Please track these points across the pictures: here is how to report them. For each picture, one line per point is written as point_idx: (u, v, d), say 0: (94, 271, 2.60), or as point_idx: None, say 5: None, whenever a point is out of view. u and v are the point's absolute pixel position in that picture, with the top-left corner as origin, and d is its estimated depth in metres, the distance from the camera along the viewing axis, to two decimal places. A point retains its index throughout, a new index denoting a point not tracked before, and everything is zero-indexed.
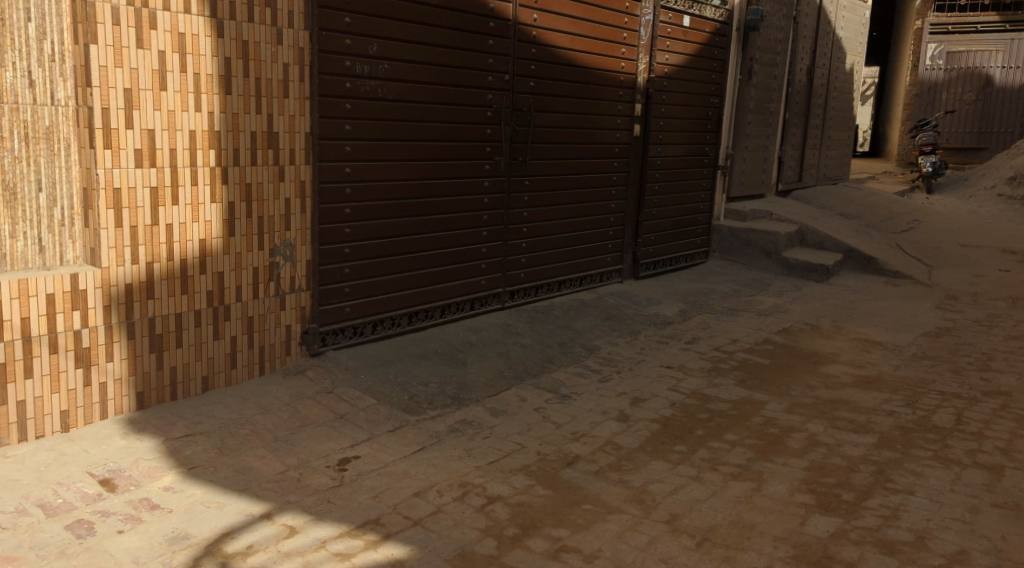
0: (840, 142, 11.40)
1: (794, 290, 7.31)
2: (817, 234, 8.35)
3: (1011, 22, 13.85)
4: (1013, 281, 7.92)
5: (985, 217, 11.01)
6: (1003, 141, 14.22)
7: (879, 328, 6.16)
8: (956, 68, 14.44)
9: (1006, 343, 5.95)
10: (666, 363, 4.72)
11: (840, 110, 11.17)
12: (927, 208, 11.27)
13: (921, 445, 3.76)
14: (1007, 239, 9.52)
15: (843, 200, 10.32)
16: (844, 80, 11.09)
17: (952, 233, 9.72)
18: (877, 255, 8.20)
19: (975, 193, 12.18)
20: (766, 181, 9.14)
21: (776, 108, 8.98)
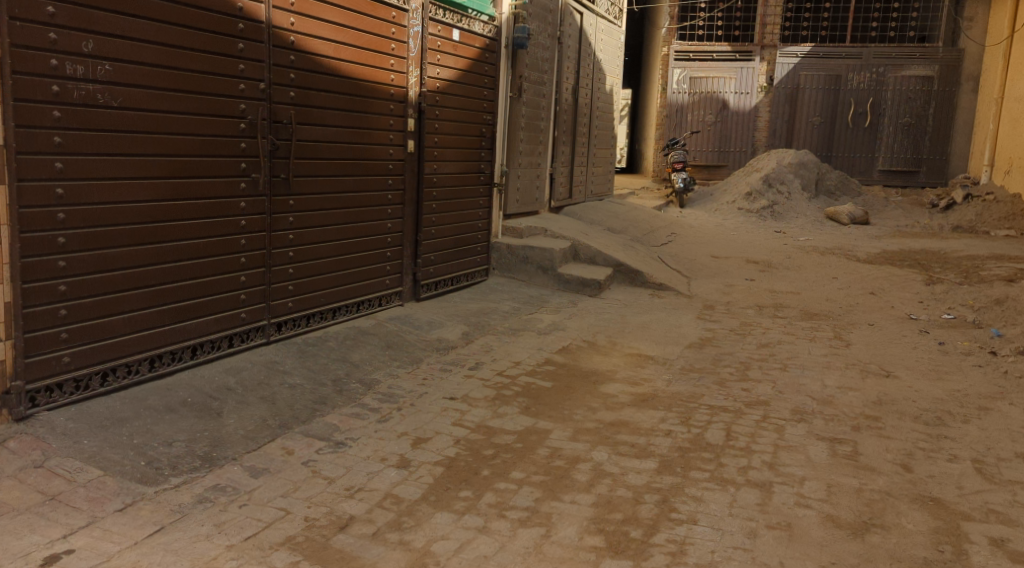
0: (604, 159, 11.89)
1: (570, 306, 7.38)
2: (589, 249, 8.55)
3: (739, 52, 15.35)
4: (758, 290, 8.61)
5: (729, 229, 11.98)
6: (739, 159, 15.66)
7: (650, 341, 6.34)
8: (697, 92, 15.54)
9: (759, 351, 6.35)
10: (449, 394, 4.46)
11: (603, 128, 11.65)
12: (681, 221, 12.06)
13: (700, 466, 3.79)
14: (749, 250, 10.38)
15: (608, 214, 10.74)
16: (605, 99, 11.59)
17: (703, 245, 10.46)
18: (644, 268, 8.54)
19: (721, 207, 13.24)
20: (539, 197, 9.26)
21: (546, 126, 9.12)
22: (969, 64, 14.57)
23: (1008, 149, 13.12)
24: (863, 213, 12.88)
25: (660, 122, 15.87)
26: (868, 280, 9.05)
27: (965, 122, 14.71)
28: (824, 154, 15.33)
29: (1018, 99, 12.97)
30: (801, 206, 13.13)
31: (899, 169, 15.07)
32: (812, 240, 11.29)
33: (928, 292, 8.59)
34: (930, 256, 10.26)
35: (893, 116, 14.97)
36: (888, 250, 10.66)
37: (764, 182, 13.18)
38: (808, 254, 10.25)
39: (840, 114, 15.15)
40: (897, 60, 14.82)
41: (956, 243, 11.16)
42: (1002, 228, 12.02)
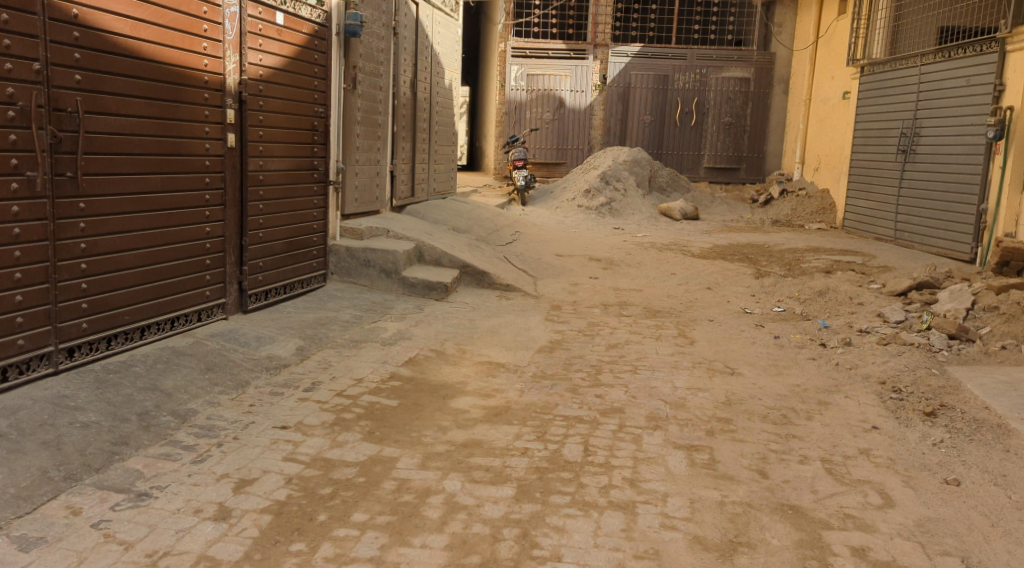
0: (445, 156, 11.53)
1: (415, 312, 6.96)
2: (433, 252, 8.13)
3: (574, 50, 15.47)
4: (602, 288, 8.53)
5: (571, 227, 11.96)
6: (577, 156, 15.82)
7: (500, 348, 6.05)
8: (535, 89, 15.53)
9: (608, 352, 6.19)
10: (280, 422, 3.95)
11: (443, 125, 11.30)
12: (524, 220, 11.92)
13: (560, 489, 3.51)
14: (591, 247, 10.34)
15: (451, 214, 10.38)
16: (444, 95, 11.24)
17: (546, 243, 10.33)
18: (490, 269, 8.26)
19: (561, 204, 13.23)
20: (379, 196, 8.76)
21: (383, 120, 8.62)
22: (780, 68, 15.46)
23: (817, 148, 13.94)
24: (694, 209, 13.37)
25: (500, 119, 15.73)
26: (704, 275, 9.22)
27: (778, 122, 15.56)
28: (654, 152, 15.74)
29: (823, 101, 13.81)
30: (636, 203, 13.37)
31: (721, 166, 15.72)
32: (650, 236, 11.43)
33: (760, 286, 8.83)
34: (757, 250, 10.66)
35: (715, 116, 15.59)
36: (721, 245, 10.98)
37: (602, 180, 13.32)
38: (646, 250, 10.33)
39: (668, 113, 15.60)
40: (717, 62, 15.45)
41: (779, 237, 11.68)
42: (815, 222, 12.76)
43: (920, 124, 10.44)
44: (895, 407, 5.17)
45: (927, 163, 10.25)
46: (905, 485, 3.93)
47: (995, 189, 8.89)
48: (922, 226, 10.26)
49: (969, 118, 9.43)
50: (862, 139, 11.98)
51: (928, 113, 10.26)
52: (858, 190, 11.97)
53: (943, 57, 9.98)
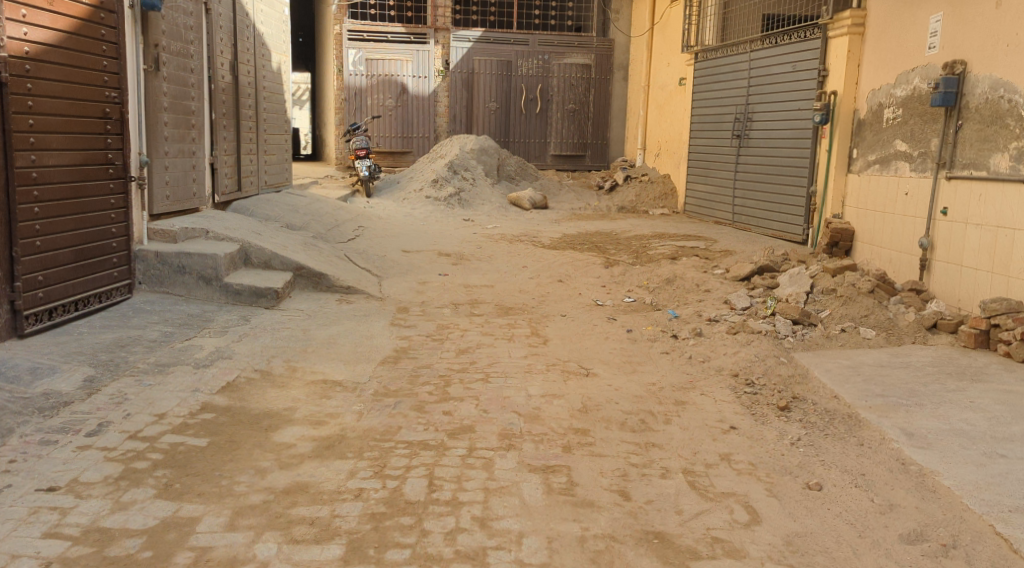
0: (278, 146, 10.63)
1: (239, 324, 6.18)
2: (261, 254, 7.26)
3: (414, 34, 14.80)
4: (451, 283, 7.90)
5: (417, 219, 11.35)
6: (422, 145, 15.19)
7: (336, 362, 5.43)
8: (374, 74, 14.74)
9: (458, 359, 5.69)
10: (47, 483, 3.30)
11: (273, 113, 10.40)
12: (368, 213, 11.21)
13: (398, 541, 3.01)
14: (439, 239, 9.77)
15: (285, 208, 9.49)
16: (272, 80, 10.34)
17: (390, 237, 9.66)
18: (327, 270, 7.51)
19: (407, 196, 12.58)
20: (198, 192, 7.88)
21: (201, 108, 7.86)
22: (619, 55, 15.54)
23: (657, 134, 14.02)
24: (543, 197, 13.05)
25: (338, 106, 14.78)
26: (554, 266, 8.86)
27: (619, 109, 15.69)
28: (502, 141, 15.41)
29: (660, 87, 13.90)
30: (484, 192, 12.92)
31: (568, 154, 15.62)
32: (499, 226, 10.92)
33: (612, 276, 8.59)
34: (605, 238, 10.50)
35: (560, 102, 15.46)
36: (572, 234, 10.72)
37: (449, 169, 12.85)
38: (497, 241, 9.84)
39: (513, 100, 15.30)
40: (559, 48, 15.29)
41: (628, 224, 11.58)
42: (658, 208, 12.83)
43: (753, 109, 10.58)
44: (750, 403, 4.86)
45: (760, 148, 10.39)
46: (769, 494, 3.63)
47: (823, 172, 9.07)
48: (757, 210, 10.41)
49: (797, 103, 9.60)
50: (698, 125, 12.08)
51: (759, 98, 10.41)
52: (697, 175, 12.08)
53: (771, 43, 10.14)
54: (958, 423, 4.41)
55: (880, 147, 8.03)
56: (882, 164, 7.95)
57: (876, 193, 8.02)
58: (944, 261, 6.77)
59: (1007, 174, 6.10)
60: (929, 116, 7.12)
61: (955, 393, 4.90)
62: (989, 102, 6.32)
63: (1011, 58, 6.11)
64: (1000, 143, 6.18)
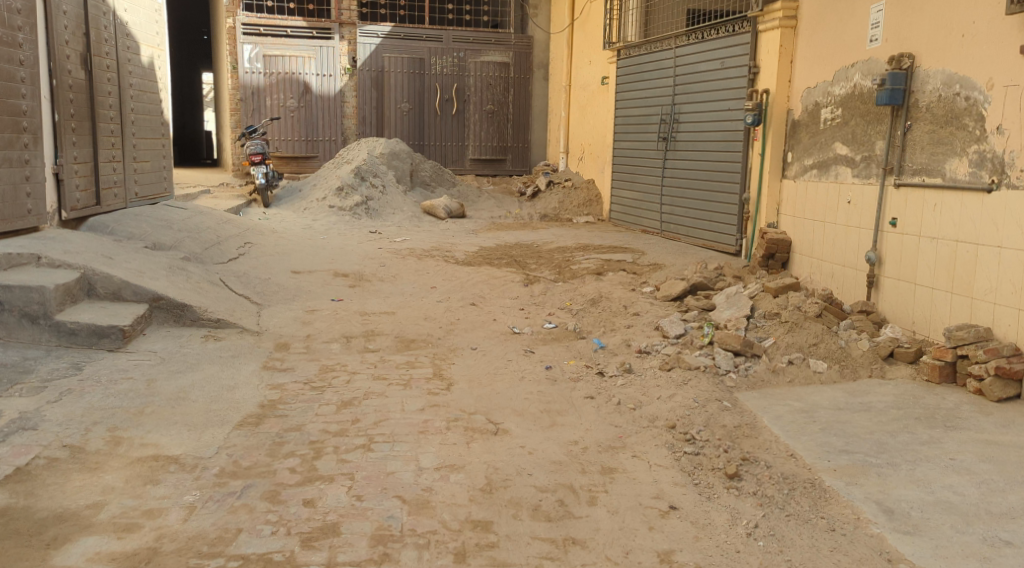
0: (152, 152, 9.33)
1: (66, 377, 5.01)
2: (109, 283, 6.06)
3: (317, 28, 13.55)
4: (344, 310, 6.80)
5: (318, 232, 10.15)
6: (329, 149, 13.92)
7: (178, 428, 4.33)
8: (273, 72, 13.41)
9: (337, 416, 4.63)
10: None
11: (144, 115, 9.11)
12: (262, 226, 9.98)
13: None
14: (339, 255, 8.62)
15: (156, 224, 8.21)
16: (142, 76, 9.05)
17: (281, 254, 8.48)
18: (194, 299, 6.34)
19: (309, 205, 11.36)
20: (36, 209, 6.65)
21: (39, 111, 6.70)
22: (538, 52, 14.65)
23: (579, 136, 13.15)
24: (459, 205, 11.99)
25: (234, 107, 13.43)
26: (467, 285, 7.82)
27: (540, 110, 14.82)
28: (416, 144, 14.32)
29: (581, 87, 13.04)
30: (396, 199, 11.81)
31: (487, 158, 14.65)
32: (409, 239, 9.82)
33: (532, 295, 7.63)
34: (524, 250, 9.56)
35: (477, 103, 14.47)
36: (490, 246, 9.72)
37: (356, 175, 11.68)
38: (406, 255, 8.75)
39: (427, 101, 14.23)
40: (474, 45, 14.30)
41: (551, 234, 10.65)
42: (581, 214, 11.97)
43: (679, 110, 9.76)
44: (691, 469, 3.95)
45: (688, 151, 9.58)
46: None
47: (755, 178, 8.27)
48: (686, 218, 9.59)
49: (727, 103, 8.80)
50: (622, 127, 11.24)
51: (686, 98, 9.60)
52: (623, 181, 11.24)
53: (698, 38, 9.33)
54: (945, 492, 3.61)
55: (817, 150, 7.25)
56: (820, 169, 7.16)
57: (815, 201, 7.22)
58: (894, 278, 6.02)
59: (968, 181, 5.37)
60: (872, 117, 6.37)
61: (931, 446, 4.09)
62: (942, 100, 5.59)
63: (967, 50, 5.39)
64: (957, 146, 5.46)
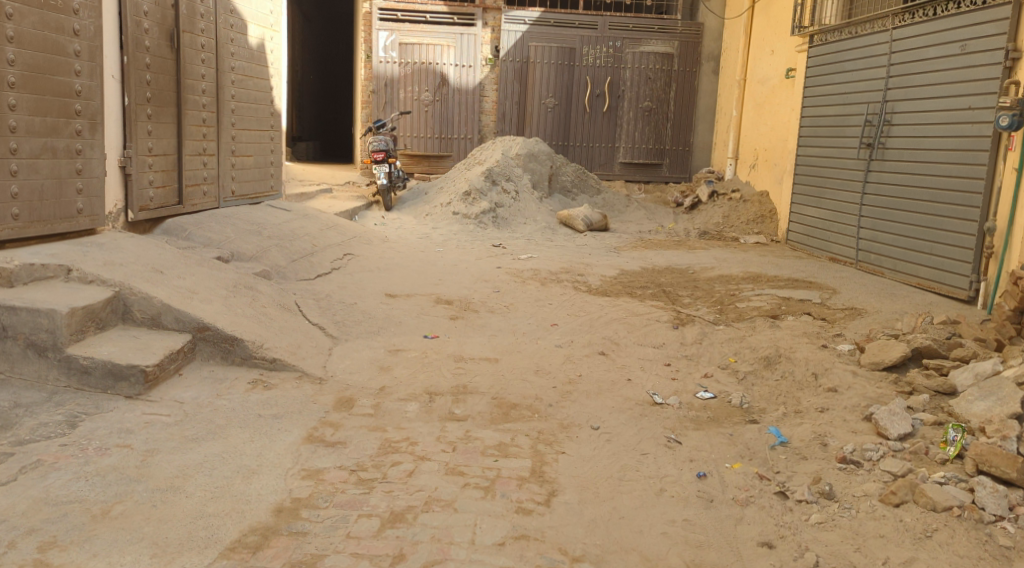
0: (255, 145, 8.26)
1: (48, 439, 3.77)
2: (147, 306, 4.85)
3: (458, 14, 12.26)
4: (436, 352, 5.32)
5: (434, 243, 8.80)
6: (463, 147, 12.62)
7: (142, 550, 2.93)
8: (409, 62, 12.24)
9: (377, 543, 3.10)
10: None
11: (247, 102, 8.04)
12: (373, 234, 8.75)
13: None
14: (448, 276, 7.17)
15: (243, 229, 7.10)
16: (246, 59, 7.98)
17: (381, 271, 7.15)
18: (252, 330, 5.04)
19: (432, 210, 10.12)
20: (88, 209, 5.57)
21: (100, 92, 5.62)
22: (709, 43, 12.65)
23: (752, 140, 11.10)
24: (602, 216, 10.21)
25: (366, 99, 12.41)
26: (598, 324, 6.13)
27: (706, 108, 12.84)
28: (560, 145, 12.76)
29: (759, 82, 10.99)
30: (529, 207, 10.32)
31: (640, 162, 12.85)
32: (537, 257, 8.26)
33: (682, 346, 5.85)
34: (675, 277, 7.76)
35: (633, 99, 12.69)
36: (635, 269, 7.97)
37: (486, 178, 10.30)
38: (528, 278, 7.17)
39: (576, 95, 12.62)
40: (633, 33, 12.52)
41: (711, 256, 8.76)
42: (747, 233, 9.98)
43: (893, 108, 7.57)
44: None
45: (902, 162, 7.40)
46: None
47: (1008, 201, 6.10)
48: (894, 248, 7.42)
49: (967, 99, 6.57)
50: (811, 130, 9.14)
51: (904, 92, 7.40)
52: (807, 196, 9.14)
53: (928, 14, 7.11)
54: None
55: None
56: None
57: None
58: None
59: None
60: None
61: None
62: None
63: None
64: None
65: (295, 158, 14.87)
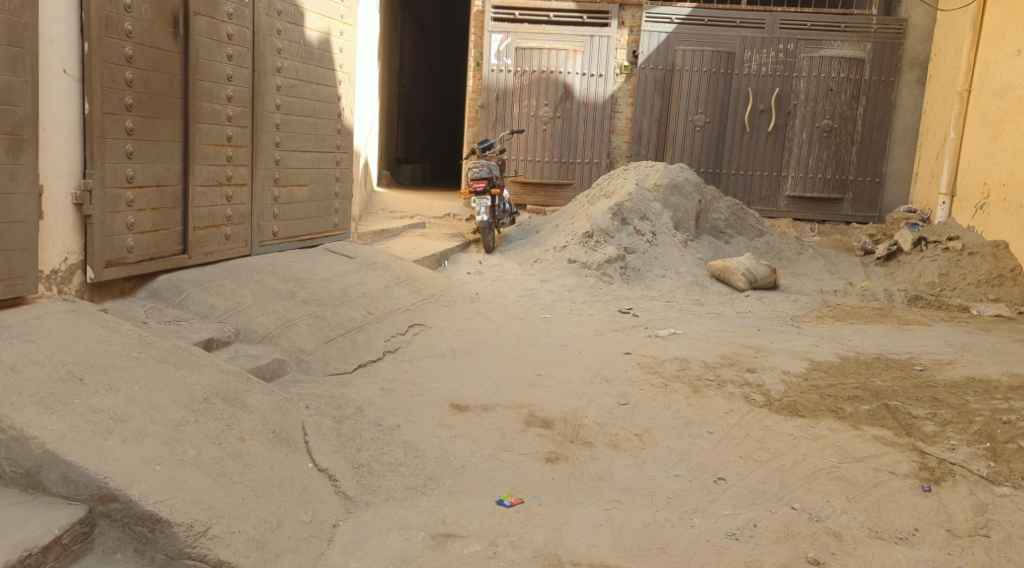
0: (311, 171, 6.29)
1: None
2: (21, 454, 2.79)
3: (589, 12, 10.04)
4: (514, 546, 3.00)
5: (542, 305, 6.58)
6: (587, 174, 10.36)
7: None
8: (526, 70, 10.11)
9: None
10: None
11: (300, 114, 6.08)
12: (461, 290, 6.61)
13: None
14: (554, 367, 4.89)
15: (273, 287, 5.06)
16: (302, 58, 6.02)
17: (458, 357, 4.93)
18: (197, 497, 2.86)
19: (542, 256, 8.11)
20: (4, 271, 3.64)
21: (31, 93, 3.71)
22: (913, 44, 9.99)
23: (980, 172, 8.55)
24: (771, 270, 7.65)
25: (473, 115, 10.37)
26: (795, 483, 3.66)
27: (905, 129, 10.12)
28: (711, 172, 10.28)
29: (997, 94, 8.37)
30: (671, 254, 7.96)
31: (815, 196, 10.22)
32: (684, 333, 5.88)
33: (955, 543, 3.29)
34: (896, 380, 5.18)
35: (807, 116, 10.07)
36: (832, 363, 5.44)
37: (615, 216, 8.09)
38: (675, 379, 4.77)
39: (734, 112, 10.13)
40: (812, 33, 9.95)
41: (940, 342, 6.06)
42: (977, 298, 7.42)
43: None
44: None
45: None
46: None
47: None
48: None
49: None
50: None
51: None
52: None
53: None
54: None
55: None
56: None
57: None
58: None
59: None
60: None
61: None
62: None
63: None
64: None
65: (394, 182, 13.01)
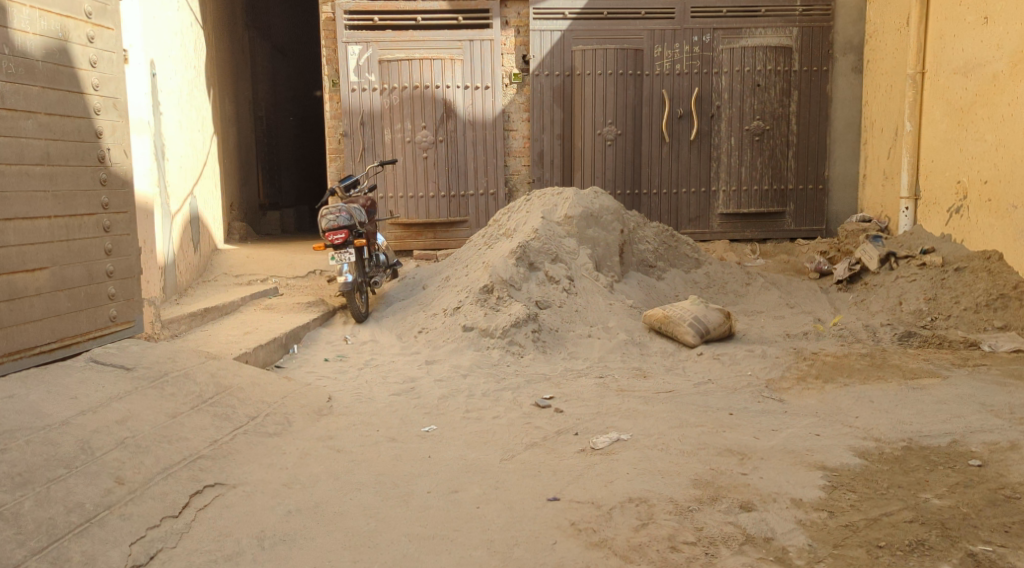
0: (52, 246, 4.14)
1: None
2: None
3: (464, 12, 8.19)
4: None
5: (425, 405, 4.59)
6: (482, 207, 8.47)
7: None
8: (395, 87, 8.15)
9: None
10: None
11: (18, 163, 3.95)
12: (305, 398, 4.55)
13: None
14: (432, 552, 2.90)
15: None
16: (12, 77, 3.91)
17: (268, 554, 2.88)
18: None
19: (428, 322, 6.12)
20: None
21: None
22: (845, 26, 8.54)
23: (951, 167, 7.08)
24: (724, 315, 5.86)
25: (334, 147, 8.33)
26: None
27: (846, 125, 8.66)
28: (629, 194, 8.54)
29: (961, 72, 6.92)
30: (595, 306, 6.11)
31: (752, 211, 8.63)
32: (633, 437, 3.99)
33: None
34: (956, 494, 3.40)
35: (734, 119, 8.47)
36: (856, 472, 3.62)
37: (518, 262, 6.18)
38: (636, 555, 2.84)
39: (649, 119, 8.46)
40: (729, 21, 8.39)
41: (977, 411, 4.33)
42: (980, 328, 5.85)
43: None
44: None
45: None
46: None
47: None
48: None
49: None
50: None
51: None
52: None
53: None
54: None
55: None
56: None
57: None
58: None
59: None
60: None
61: None
62: None
63: None
64: None
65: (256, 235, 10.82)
